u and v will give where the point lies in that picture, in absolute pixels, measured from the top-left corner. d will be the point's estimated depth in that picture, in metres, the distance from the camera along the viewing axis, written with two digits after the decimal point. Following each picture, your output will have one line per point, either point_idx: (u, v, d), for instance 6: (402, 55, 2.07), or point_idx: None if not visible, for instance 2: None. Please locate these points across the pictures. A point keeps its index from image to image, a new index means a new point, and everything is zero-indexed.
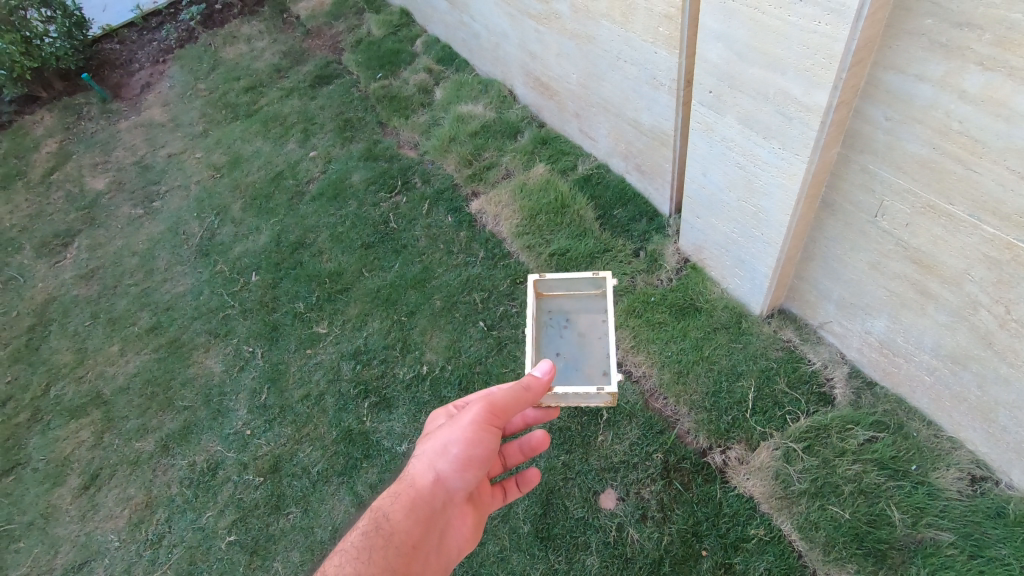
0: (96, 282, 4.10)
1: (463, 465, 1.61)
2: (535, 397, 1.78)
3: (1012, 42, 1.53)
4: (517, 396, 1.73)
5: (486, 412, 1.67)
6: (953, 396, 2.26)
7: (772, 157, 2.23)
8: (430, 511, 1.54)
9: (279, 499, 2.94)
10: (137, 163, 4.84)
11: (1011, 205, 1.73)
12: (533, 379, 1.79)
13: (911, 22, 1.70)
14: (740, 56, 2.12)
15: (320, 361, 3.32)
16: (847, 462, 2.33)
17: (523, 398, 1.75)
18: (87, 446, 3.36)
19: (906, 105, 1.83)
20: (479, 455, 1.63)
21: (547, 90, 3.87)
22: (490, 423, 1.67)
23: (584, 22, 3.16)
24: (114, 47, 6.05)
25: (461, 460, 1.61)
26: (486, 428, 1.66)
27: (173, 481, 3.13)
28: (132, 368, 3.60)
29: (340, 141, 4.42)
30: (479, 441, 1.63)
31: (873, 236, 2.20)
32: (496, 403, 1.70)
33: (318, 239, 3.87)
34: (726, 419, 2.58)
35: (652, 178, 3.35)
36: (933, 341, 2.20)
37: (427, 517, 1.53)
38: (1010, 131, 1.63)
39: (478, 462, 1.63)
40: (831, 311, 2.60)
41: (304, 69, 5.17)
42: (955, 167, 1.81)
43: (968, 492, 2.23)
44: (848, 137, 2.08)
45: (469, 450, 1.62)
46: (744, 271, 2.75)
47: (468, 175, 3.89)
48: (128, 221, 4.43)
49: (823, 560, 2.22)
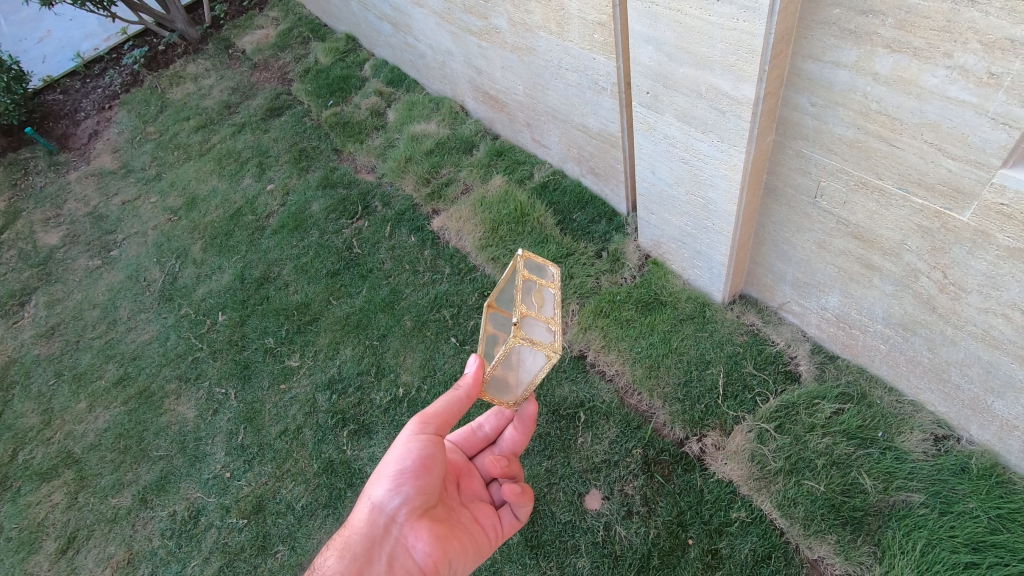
0: (58, 339, 4.00)
1: (396, 480, 1.73)
2: (469, 395, 1.78)
3: (912, 25, 1.62)
4: (449, 402, 1.80)
5: (420, 424, 1.81)
6: (908, 360, 2.34)
7: (712, 150, 2.30)
8: (371, 544, 1.69)
9: (265, 538, 2.89)
10: (90, 214, 4.75)
11: (933, 175, 1.83)
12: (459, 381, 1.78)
13: (821, 12, 1.80)
14: (670, 57, 2.19)
15: (296, 396, 3.29)
16: (818, 437, 2.40)
17: (456, 403, 1.80)
18: (61, 509, 3.27)
19: (827, 90, 1.93)
20: (410, 465, 1.74)
21: (496, 102, 3.92)
22: (417, 435, 1.79)
23: (523, 34, 3.23)
24: (58, 98, 5.95)
25: (393, 476, 1.73)
26: (418, 440, 1.78)
27: (155, 534, 3.06)
28: (102, 424, 3.52)
29: (297, 172, 4.40)
30: (408, 454, 1.76)
31: (816, 217, 2.29)
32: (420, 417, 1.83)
33: (283, 272, 3.84)
34: (699, 407, 2.64)
35: (607, 179, 3.41)
36: (883, 310, 2.29)
37: (369, 551, 1.68)
38: (923, 107, 1.73)
39: (412, 473, 1.74)
40: (787, 291, 2.68)
41: (254, 103, 5.14)
42: (879, 144, 1.90)
43: (933, 451, 2.30)
44: (780, 125, 2.17)
45: (400, 463, 1.75)
46: (701, 261, 2.81)
47: (428, 194, 3.91)
48: (86, 273, 4.34)
49: (803, 535, 2.28)
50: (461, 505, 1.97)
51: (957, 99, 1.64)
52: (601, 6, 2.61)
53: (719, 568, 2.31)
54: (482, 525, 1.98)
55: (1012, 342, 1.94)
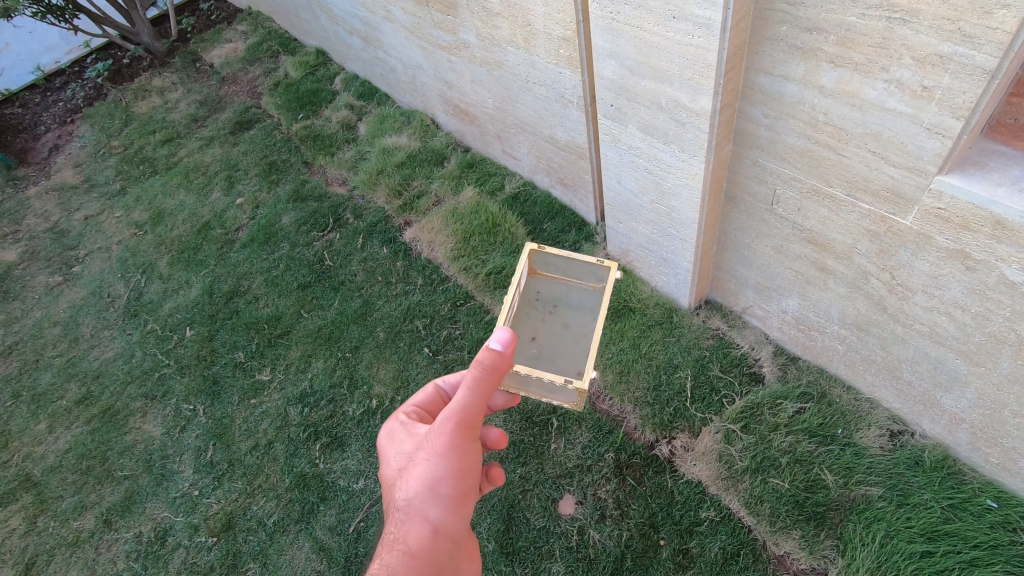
0: (15, 359, 3.87)
1: (457, 503, 1.54)
2: (501, 377, 1.52)
3: (853, 42, 1.73)
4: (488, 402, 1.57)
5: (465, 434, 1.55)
6: (864, 359, 2.44)
7: (674, 160, 2.38)
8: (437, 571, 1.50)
9: (235, 557, 2.83)
10: (50, 230, 4.62)
11: (877, 182, 1.94)
12: (492, 366, 1.48)
13: (770, 29, 1.90)
14: (632, 71, 2.28)
15: (266, 410, 3.24)
16: (781, 435, 2.48)
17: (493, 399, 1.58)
18: (19, 534, 3.15)
19: (778, 102, 2.03)
20: (472, 482, 1.57)
21: (466, 115, 3.98)
22: (472, 440, 1.56)
23: (491, 49, 3.29)
24: (16, 112, 5.81)
25: (455, 499, 1.54)
26: (471, 450, 1.57)
27: (119, 556, 2.97)
28: (63, 445, 3.41)
29: (267, 185, 4.37)
30: (467, 471, 1.55)
31: (773, 223, 2.39)
32: (466, 421, 1.53)
33: (253, 285, 3.80)
34: (668, 410, 2.69)
35: (576, 190, 3.49)
36: (839, 312, 2.39)
37: None
38: (866, 118, 1.83)
39: (472, 491, 1.57)
40: (750, 296, 2.78)
41: (223, 116, 5.09)
42: (828, 153, 2.01)
43: (889, 446, 2.40)
44: (736, 135, 2.27)
45: (462, 483, 1.54)
46: (668, 268, 2.89)
47: (399, 206, 3.93)
48: (46, 290, 4.22)
49: (770, 531, 2.34)
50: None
51: (895, 110, 1.75)
52: (565, 22, 2.69)
53: (689, 567, 2.36)
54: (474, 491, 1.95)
55: (955, 338, 2.05)
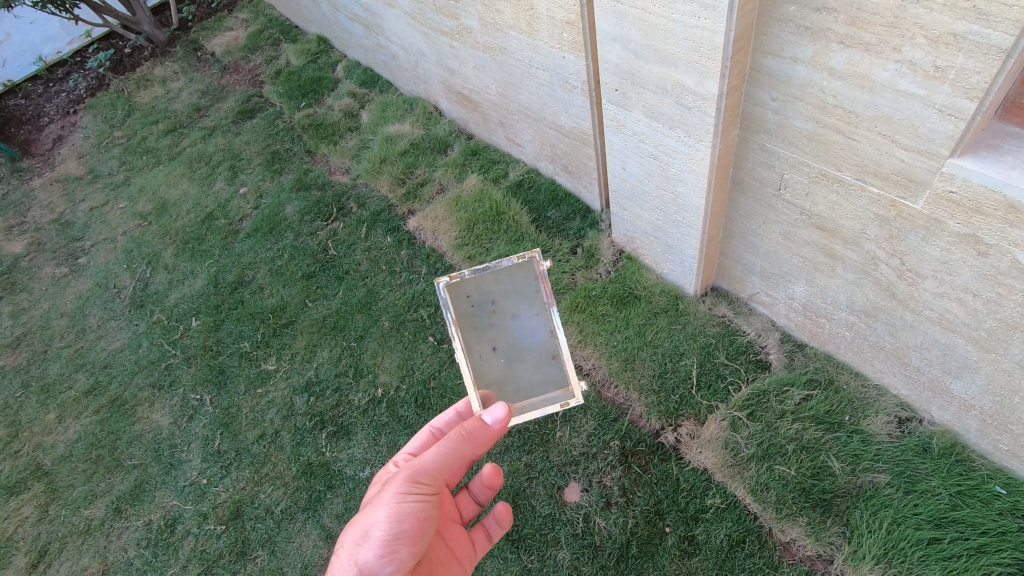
0: (24, 350, 3.90)
1: (388, 547, 1.63)
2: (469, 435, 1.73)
3: (864, 22, 1.69)
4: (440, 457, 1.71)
5: (412, 482, 1.69)
6: (873, 346, 2.42)
7: (680, 145, 2.35)
8: None
9: (244, 544, 2.86)
10: (56, 221, 4.64)
11: (888, 165, 1.90)
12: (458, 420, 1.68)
13: (778, 10, 1.86)
14: (637, 54, 2.24)
15: (273, 400, 3.26)
16: (788, 423, 2.46)
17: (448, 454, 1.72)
18: (32, 522, 3.19)
19: (787, 85, 1.99)
20: (408, 529, 1.65)
21: (469, 102, 3.94)
22: (414, 491, 1.68)
23: (494, 34, 3.25)
24: (19, 103, 5.80)
25: (387, 542, 1.62)
26: (412, 498, 1.67)
27: (130, 544, 3.00)
28: (72, 435, 3.44)
29: (270, 175, 4.35)
30: (404, 515, 1.65)
31: (780, 209, 2.36)
32: (412, 472, 1.70)
33: (258, 275, 3.80)
34: (674, 398, 2.69)
35: (580, 177, 3.46)
36: (847, 298, 2.37)
37: None
38: (876, 100, 1.79)
39: (407, 538, 1.65)
40: (757, 282, 2.75)
41: (225, 105, 5.06)
42: (837, 137, 1.97)
43: (897, 433, 2.38)
44: (743, 120, 2.23)
45: (395, 527, 1.64)
46: (673, 255, 2.86)
47: (403, 195, 3.90)
48: (53, 282, 4.24)
49: (776, 518, 2.33)
50: (440, 537, 1.98)
51: (907, 91, 1.71)
52: (569, 5, 2.65)
53: (694, 553, 2.36)
54: (459, 557, 2.04)
55: (965, 325, 2.03)
